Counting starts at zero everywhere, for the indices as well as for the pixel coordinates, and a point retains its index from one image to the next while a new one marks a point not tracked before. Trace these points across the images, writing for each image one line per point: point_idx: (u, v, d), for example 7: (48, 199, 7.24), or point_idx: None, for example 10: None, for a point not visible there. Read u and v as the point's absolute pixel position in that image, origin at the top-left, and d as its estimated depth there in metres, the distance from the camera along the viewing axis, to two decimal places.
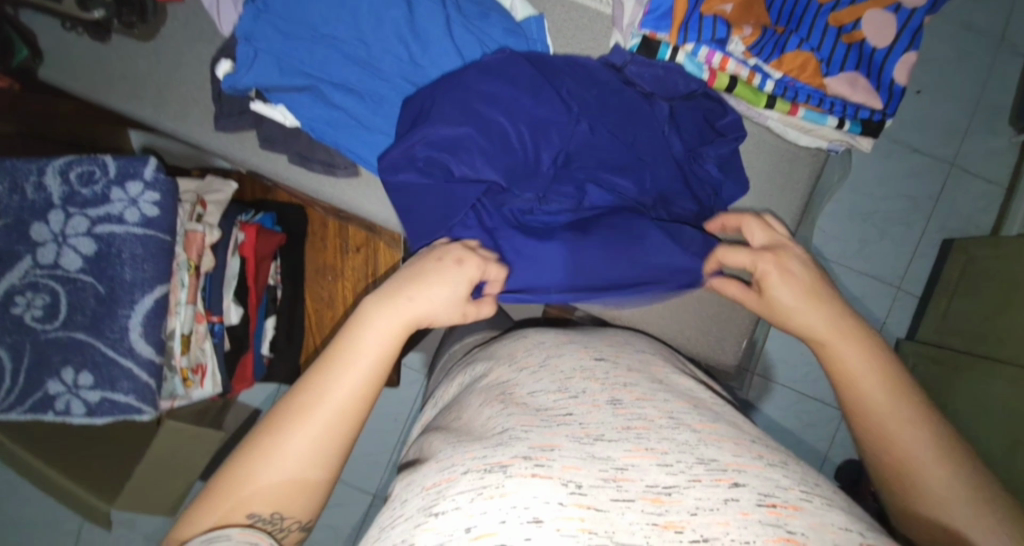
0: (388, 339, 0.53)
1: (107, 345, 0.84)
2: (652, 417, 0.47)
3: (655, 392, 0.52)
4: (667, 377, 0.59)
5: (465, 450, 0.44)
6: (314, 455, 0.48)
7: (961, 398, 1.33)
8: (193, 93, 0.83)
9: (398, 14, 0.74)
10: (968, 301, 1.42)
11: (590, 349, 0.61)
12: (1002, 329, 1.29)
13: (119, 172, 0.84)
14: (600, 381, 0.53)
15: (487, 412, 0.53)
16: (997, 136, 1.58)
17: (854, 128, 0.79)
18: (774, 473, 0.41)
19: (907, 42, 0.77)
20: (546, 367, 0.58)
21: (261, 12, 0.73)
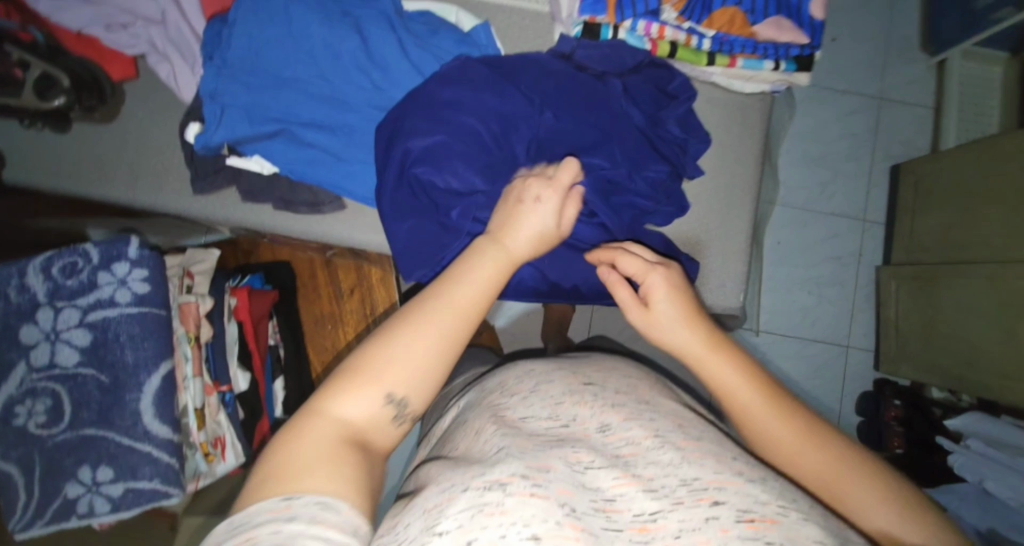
0: (496, 269, 0.56)
1: (121, 433, 0.81)
2: (641, 439, 0.46)
3: (643, 412, 0.50)
4: (654, 397, 0.54)
5: (465, 469, 0.43)
6: (416, 376, 0.49)
7: (950, 304, 1.40)
8: (166, 165, 0.84)
9: (353, 46, 0.78)
10: (929, 217, 1.50)
11: (579, 373, 0.55)
12: (971, 234, 1.36)
13: (102, 257, 0.83)
14: (590, 404, 0.50)
15: (477, 433, 0.51)
16: (913, 65, 1.71)
17: (789, 67, 0.86)
18: (753, 489, 0.41)
19: None
20: (537, 387, 0.53)
21: (221, 69, 0.75)
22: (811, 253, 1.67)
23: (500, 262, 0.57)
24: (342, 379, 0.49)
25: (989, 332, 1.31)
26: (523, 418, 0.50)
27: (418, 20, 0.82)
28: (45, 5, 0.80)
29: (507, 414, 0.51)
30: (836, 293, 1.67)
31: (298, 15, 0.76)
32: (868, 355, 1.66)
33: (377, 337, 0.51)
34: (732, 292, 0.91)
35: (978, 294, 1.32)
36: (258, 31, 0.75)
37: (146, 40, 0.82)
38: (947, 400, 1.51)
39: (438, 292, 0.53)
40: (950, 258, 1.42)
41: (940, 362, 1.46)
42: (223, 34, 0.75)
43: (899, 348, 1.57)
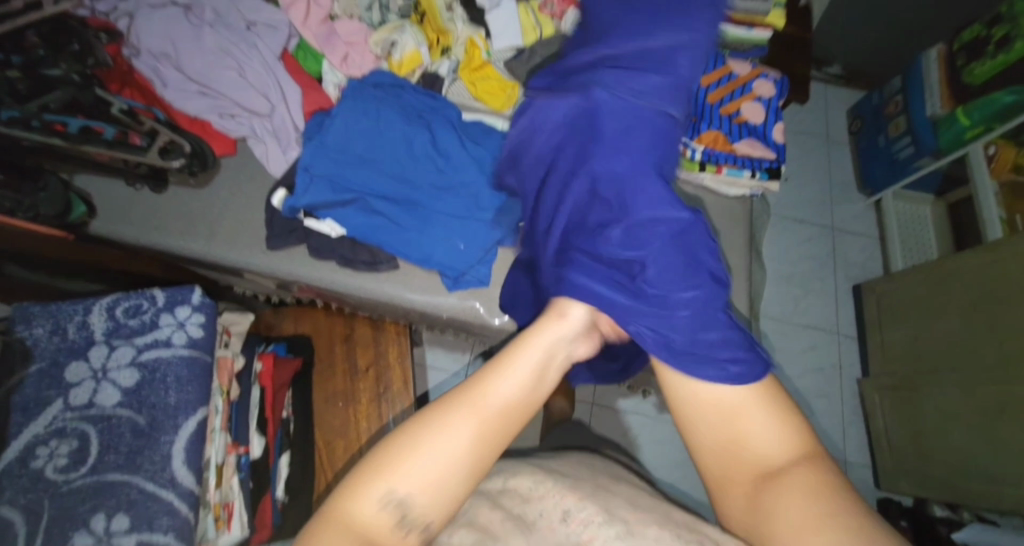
0: (473, 435, 0.59)
1: (146, 478, 0.78)
2: (594, 521, 0.65)
3: (598, 500, 0.69)
4: (608, 483, 0.77)
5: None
6: (429, 493, 0.56)
7: (933, 411, 1.50)
8: (244, 225, 0.96)
9: (424, 139, 0.96)
10: (895, 329, 1.66)
11: (546, 467, 0.77)
12: (936, 341, 1.51)
13: (167, 300, 0.89)
14: (554, 496, 0.69)
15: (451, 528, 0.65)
16: (856, 203, 2.03)
17: (763, 175, 1.07)
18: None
19: (774, 117, 1.11)
20: (512, 483, 0.73)
21: (318, 148, 0.92)
22: (796, 364, 1.79)
23: (478, 427, 0.59)
24: (364, 474, 0.57)
25: (973, 432, 1.38)
26: (493, 511, 0.66)
27: (475, 127, 1.03)
28: (171, 93, 0.97)
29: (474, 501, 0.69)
30: (824, 404, 1.75)
31: (386, 114, 0.95)
32: (866, 471, 1.69)
33: (393, 453, 0.57)
34: None
35: (959, 398, 1.42)
36: (353, 122, 0.93)
37: (249, 127, 0.99)
38: (950, 518, 1.47)
39: (443, 432, 0.58)
40: (922, 366, 1.55)
41: (932, 473, 1.51)
42: (325, 122, 0.94)
43: (894, 461, 1.61)
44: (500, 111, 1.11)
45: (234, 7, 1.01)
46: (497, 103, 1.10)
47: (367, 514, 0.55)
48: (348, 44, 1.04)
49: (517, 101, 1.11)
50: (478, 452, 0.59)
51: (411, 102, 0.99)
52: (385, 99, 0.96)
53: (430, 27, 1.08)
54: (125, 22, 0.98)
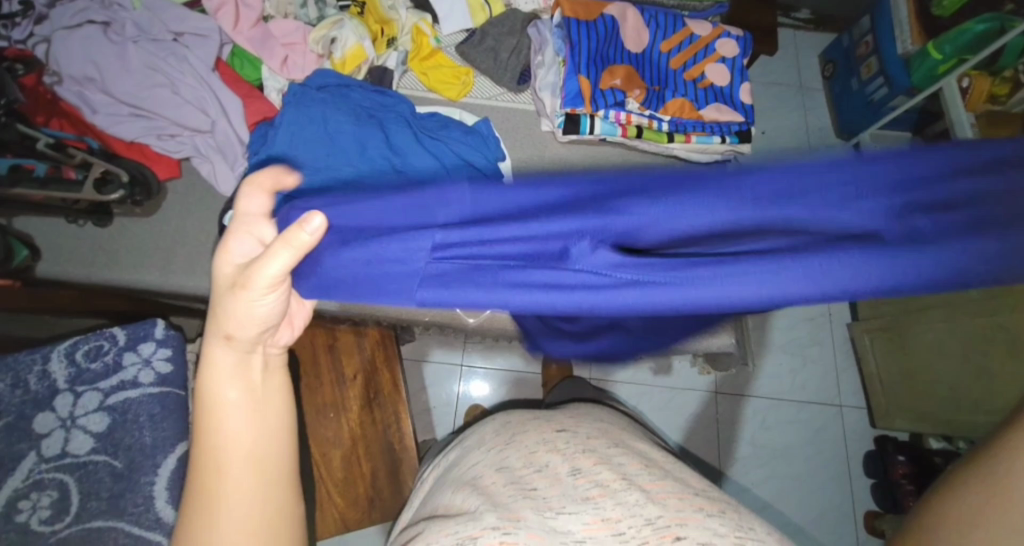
0: (240, 416, 0.54)
1: (131, 522, 0.77)
2: (610, 481, 0.65)
3: (611, 455, 0.70)
4: (624, 438, 0.78)
5: (441, 530, 0.60)
6: (238, 526, 0.51)
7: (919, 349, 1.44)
8: (200, 249, 0.92)
9: (378, 139, 0.91)
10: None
11: (554, 423, 0.78)
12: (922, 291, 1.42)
13: (129, 338, 0.86)
14: (562, 451, 0.70)
15: (457, 491, 0.70)
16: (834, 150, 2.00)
17: (733, 139, 1.04)
18: (711, 523, 0.60)
19: (740, 76, 1.07)
20: (516, 441, 0.74)
21: (265, 161, 0.87)
22: (786, 316, 1.79)
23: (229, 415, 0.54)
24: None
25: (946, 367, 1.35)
26: (500, 473, 0.68)
27: (430, 119, 0.98)
28: (102, 119, 0.91)
29: (482, 464, 0.73)
30: (816, 353, 1.76)
31: (334, 117, 0.91)
32: (862, 412, 1.71)
33: (190, 517, 0.51)
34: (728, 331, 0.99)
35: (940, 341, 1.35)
36: (300, 128, 0.89)
37: (192, 146, 0.94)
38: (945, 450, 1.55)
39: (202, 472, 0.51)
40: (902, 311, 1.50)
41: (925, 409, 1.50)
42: (270, 134, 0.89)
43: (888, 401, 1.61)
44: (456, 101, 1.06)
45: (156, 18, 0.94)
46: (453, 92, 1.04)
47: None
48: (286, 46, 0.99)
49: (471, 87, 1.06)
50: (256, 461, 0.53)
51: (359, 102, 0.95)
52: (331, 101, 0.92)
53: (371, 19, 1.02)
54: (44, 48, 0.92)
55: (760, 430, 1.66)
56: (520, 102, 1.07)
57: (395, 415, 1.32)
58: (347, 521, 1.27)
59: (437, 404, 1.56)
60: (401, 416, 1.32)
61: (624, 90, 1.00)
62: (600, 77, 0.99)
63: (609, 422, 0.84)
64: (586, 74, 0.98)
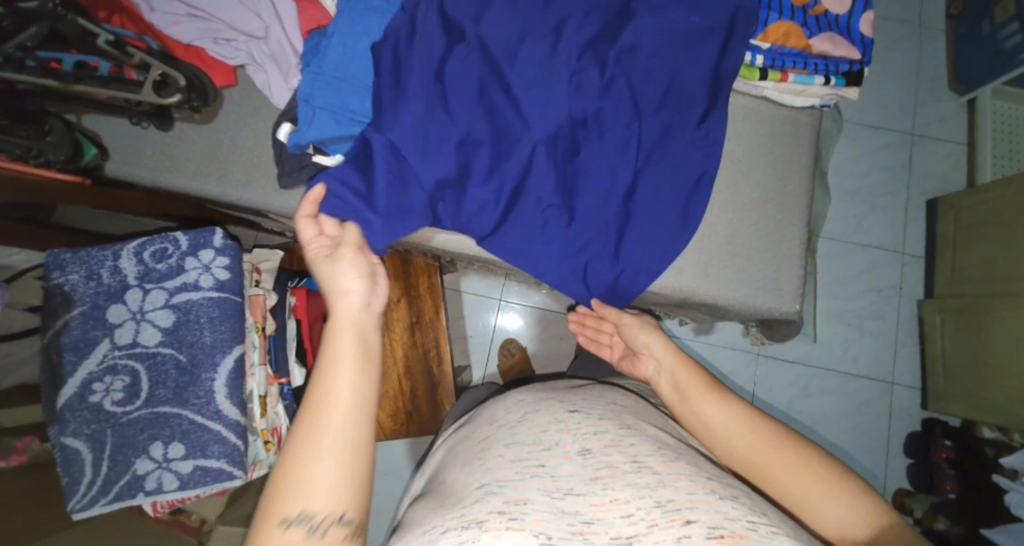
0: (358, 373, 0.60)
1: (195, 411, 0.84)
2: (619, 463, 0.62)
3: (623, 438, 0.66)
4: (636, 422, 0.72)
5: (444, 514, 0.59)
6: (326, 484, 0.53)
7: (997, 336, 1.38)
8: (254, 162, 0.92)
9: (435, 58, 0.86)
10: (970, 251, 1.51)
11: (565, 402, 0.74)
12: (1010, 267, 1.38)
13: (190, 244, 0.89)
14: (572, 429, 0.67)
15: (466, 467, 0.68)
16: (944, 104, 1.74)
17: (839, 81, 0.90)
18: (724, 506, 0.56)
19: (862, 5, 0.92)
20: (525, 418, 0.72)
21: (317, 74, 0.83)
22: (850, 284, 1.66)
23: (352, 356, 0.61)
24: (268, 515, 0.53)
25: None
26: (507, 447, 0.67)
27: None
28: (160, 19, 0.89)
29: (493, 438, 0.71)
30: (876, 326, 1.65)
31: (389, 31, 0.86)
32: (913, 393, 1.62)
33: (286, 472, 0.54)
34: (788, 299, 0.92)
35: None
36: (352, 43, 0.85)
37: (247, 53, 0.91)
38: (999, 441, 1.46)
39: (309, 425, 0.56)
40: (992, 292, 1.43)
41: (987, 397, 1.42)
42: (321, 44, 0.84)
43: (946, 386, 1.53)
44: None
45: None
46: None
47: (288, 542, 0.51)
48: None
49: None
50: (350, 424, 0.57)
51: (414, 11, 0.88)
52: (387, 13, 0.86)
53: None
54: None
55: (801, 397, 1.60)
56: None
57: (435, 341, 1.36)
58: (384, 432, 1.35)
59: (474, 334, 1.58)
60: (440, 345, 1.37)
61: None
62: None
63: (628, 401, 0.80)
64: None
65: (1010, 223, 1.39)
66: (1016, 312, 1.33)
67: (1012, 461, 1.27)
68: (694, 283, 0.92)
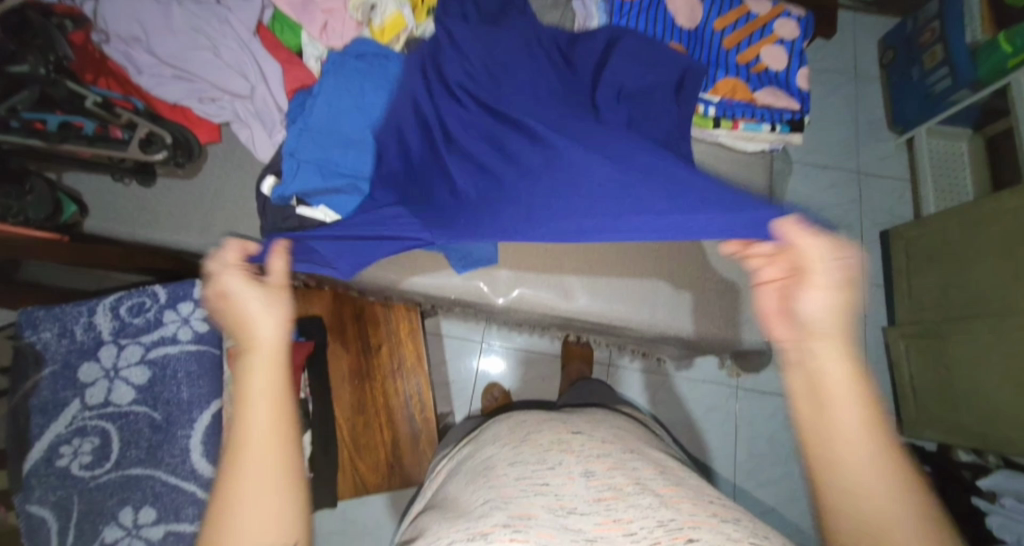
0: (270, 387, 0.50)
1: (168, 472, 0.82)
2: (622, 484, 0.68)
3: (624, 461, 0.74)
4: (635, 446, 0.83)
5: (450, 527, 0.63)
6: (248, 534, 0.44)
7: (955, 357, 1.46)
8: (238, 215, 0.94)
9: (416, 113, 0.91)
10: (922, 278, 1.60)
11: (569, 426, 0.85)
12: (966, 291, 1.45)
13: (169, 297, 0.88)
14: (575, 450, 0.75)
15: (471, 484, 0.76)
16: (884, 144, 1.90)
17: (784, 128, 0.99)
18: (726, 528, 0.60)
19: (797, 62, 1.01)
20: (529, 439, 0.80)
21: (302, 131, 0.87)
22: None
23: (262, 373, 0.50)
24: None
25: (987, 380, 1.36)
26: (512, 466, 0.74)
27: None
28: (147, 80, 0.92)
29: (496, 459, 0.78)
30: None
31: (372, 89, 0.91)
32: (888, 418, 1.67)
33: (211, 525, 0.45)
34: (757, 330, 0.97)
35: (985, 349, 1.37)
36: (337, 101, 0.89)
37: (232, 111, 0.95)
38: (975, 463, 1.51)
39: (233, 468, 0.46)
40: (944, 315, 1.51)
41: (954, 418, 1.48)
42: (307, 102, 0.88)
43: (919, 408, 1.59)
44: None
45: None
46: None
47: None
48: (327, 11, 0.95)
49: None
50: (269, 464, 0.47)
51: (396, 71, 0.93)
52: (370, 73, 0.91)
53: None
54: (91, 5, 0.91)
55: (783, 428, 1.63)
56: None
57: (418, 388, 1.34)
58: (366, 484, 1.31)
59: (457, 379, 1.57)
60: (423, 391, 1.34)
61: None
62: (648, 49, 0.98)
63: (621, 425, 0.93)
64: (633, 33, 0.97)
65: (959, 250, 1.47)
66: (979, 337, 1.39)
67: (987, 481, 1.30)
68: (667, 318, 0.96)
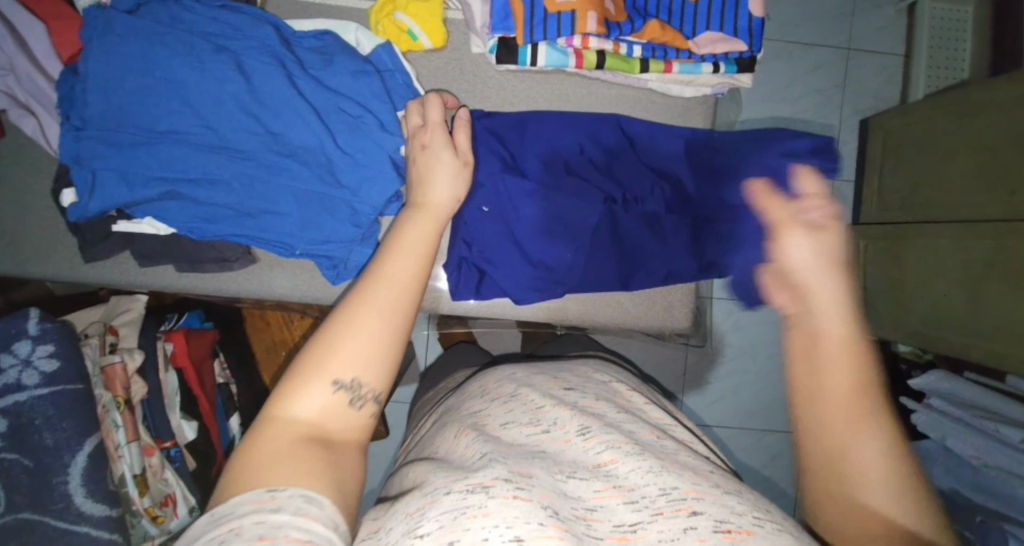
0: (419, 258, 0.49)
1: (54, 518, 0.77)
2: (621, 443, 0.46)
3: (621, 422, 0.50)
4: (635, 403, 0.56)
5: (448, 474, 0.43)
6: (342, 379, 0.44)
7: (917, 262, 1.26)
8: (51, 231, 0.76)
9: (236, 85, 0.68)
10: (896, 172, 1.34)
11: (559, 378, 0.57)
12: (935, 193, 1.22)
13: (2, 337, 0.79)
14: (569, 406, 0.50)
15: (456, 438, 0.51)
16: (883, 11, 1.52)
17: (729, 69, 0.77)
18: (729, 498, 0.41)
19: None
20: (518, 392, 0.54)
21: (82, 131, 0.67)
22: None
23: (408, 272, 0.48)
24: (301, 375, 0.44)
25: (936, 281, 1.21)
26: (504, 427, 0.50)
27: (312, 43, 0.74)
28: None
29: (484, 417, 0.53)
30: None
31: (161, 58, 0.66)
32: None
33: (322, 340, 0.45)
34: (680, 315, 0.88)
35: (942, 257, 1.19)
36: (114, 83, 0.66)
37: (5, 92, 0.71)
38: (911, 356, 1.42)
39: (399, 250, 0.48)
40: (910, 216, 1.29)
41: (896, 314, 1.35)
42: (77, 89, 0.66)
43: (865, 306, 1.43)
44: (441, 47, 0.78)
45: None
46: (400, 43, 0.77)
47: (312, 415, 0.43)
48: None
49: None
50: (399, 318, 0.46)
51: (199, 28, 0.69)
52: (154, 34, 0.66)
53: None
54: None
55: None
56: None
57: None
58: None
59: None
60: None
61: (574, 13, 0.68)
62: None
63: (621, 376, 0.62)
64: None
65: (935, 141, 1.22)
66: (944, 243, 1.19)
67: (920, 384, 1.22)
68: (583, 307, 0.86)
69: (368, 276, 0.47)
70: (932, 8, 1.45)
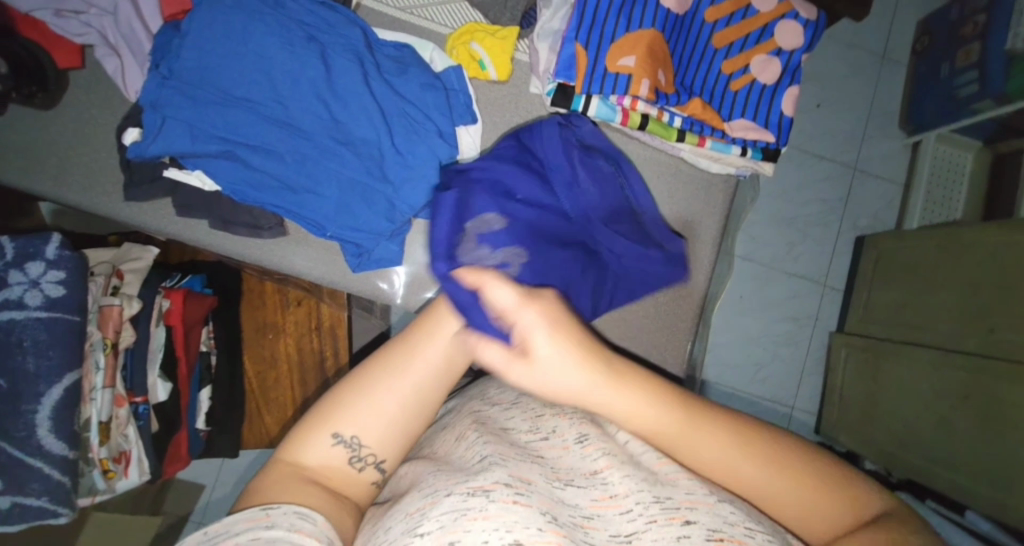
0: (440, 355, 0.54)
1: (13, 445, 0.75)
2: (617, 454, 0.48)
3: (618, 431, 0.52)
4: None
5: (448, 476, 0.44)
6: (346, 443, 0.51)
7: (894, 381, 1.31)
8: (100, 164, 0.79)
9: (317, 72, 0.74)
10: (885, 291, 1.42)
11: None
12: (920, 316, 1.29)
13: (17, 254, 0.79)
14: (570, 416, 0.53)
15: (456, 435, 0.53)
16: (890, 142, 1.66)
17: (755, 155, 0.84)
18: (723, 508, 0.42)
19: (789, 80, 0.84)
20: (520, 399, 0.57)
21: (166, 79, 0.71)
22: (773, 308, 1.58)
23: (426, 363, 0.53)
24: (312, 425, 0.52)
25: (908, 399, 1.26)
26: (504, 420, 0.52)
27: (392, 52, 0.81)
28: None
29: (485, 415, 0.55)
30: (788, 351, 1.58)
31: (257, 33, 0.72)
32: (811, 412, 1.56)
33: (335, 399, 0.53)
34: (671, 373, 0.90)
35: (917, 380, 1.25)
36: (209, 45, 0.71)
37: (98, 30, 0.76)
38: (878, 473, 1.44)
39: (424, 344, 0.54)
40: (894, 335, 1.37)
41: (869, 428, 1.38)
42: (174, 43, 0.72)
43: (840, 414, 1.47)
44: (504, 81, 0.86)
45: None
46: (469, 69, 0.84)
47: (317, 462, 0.51)
48: None
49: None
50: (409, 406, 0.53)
51: (296, 16, 0.76)
52: (257, 12, 0.73)
53: None
54: None
55: None
56: (434, 20, 0.86)
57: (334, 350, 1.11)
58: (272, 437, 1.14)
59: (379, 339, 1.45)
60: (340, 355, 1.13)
61: (631, 77, 0.77)
62: (607, 53, 0.77)
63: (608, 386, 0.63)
64: (585, 42, 0.77)
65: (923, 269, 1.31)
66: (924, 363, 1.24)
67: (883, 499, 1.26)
68: None
69: (396, 352, 0.54)
70: (933, 149, 1.56)
